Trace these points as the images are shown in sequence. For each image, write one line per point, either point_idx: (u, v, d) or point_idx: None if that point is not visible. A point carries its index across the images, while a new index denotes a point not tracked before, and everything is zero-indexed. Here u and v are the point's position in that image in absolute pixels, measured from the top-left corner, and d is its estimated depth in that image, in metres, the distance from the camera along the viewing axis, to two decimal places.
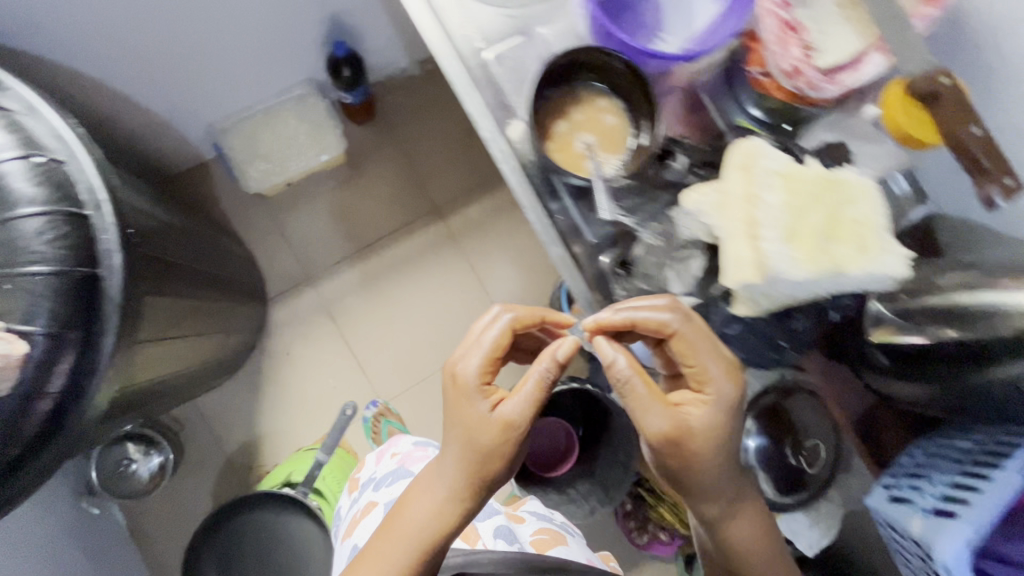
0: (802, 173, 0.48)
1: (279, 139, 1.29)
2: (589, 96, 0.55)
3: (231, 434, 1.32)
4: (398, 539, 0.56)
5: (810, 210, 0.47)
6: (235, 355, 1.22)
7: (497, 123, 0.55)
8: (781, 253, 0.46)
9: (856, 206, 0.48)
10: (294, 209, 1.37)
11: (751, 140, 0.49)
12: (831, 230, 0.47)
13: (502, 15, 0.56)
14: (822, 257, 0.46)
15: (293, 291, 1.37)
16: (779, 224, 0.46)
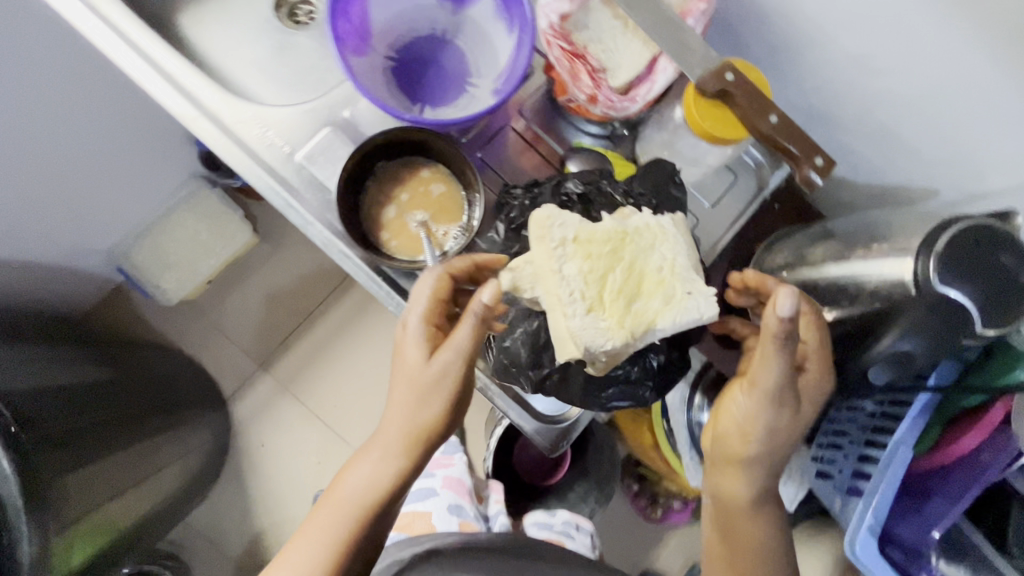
0: (593, 233, 0.40)
1: (180, 243, 1.01)
2: (408, 172, 0.52)
3: (233, 541, 1.07)
4: (336, 511, 0.48)
5: (616, 267, 0.40)
6: (203, 475, 1.00)
7: (329, 229, 0.52)
8: (588, 327, 0.39)
9: (657, 251, 0.41)
10: (222, 299, 1.11)
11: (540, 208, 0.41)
12: (635, 288, 0.40)
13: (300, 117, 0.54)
14: (632, 321, 0.39)
15: (246, 387, 1.10)
16: (586, 294, 0.39)
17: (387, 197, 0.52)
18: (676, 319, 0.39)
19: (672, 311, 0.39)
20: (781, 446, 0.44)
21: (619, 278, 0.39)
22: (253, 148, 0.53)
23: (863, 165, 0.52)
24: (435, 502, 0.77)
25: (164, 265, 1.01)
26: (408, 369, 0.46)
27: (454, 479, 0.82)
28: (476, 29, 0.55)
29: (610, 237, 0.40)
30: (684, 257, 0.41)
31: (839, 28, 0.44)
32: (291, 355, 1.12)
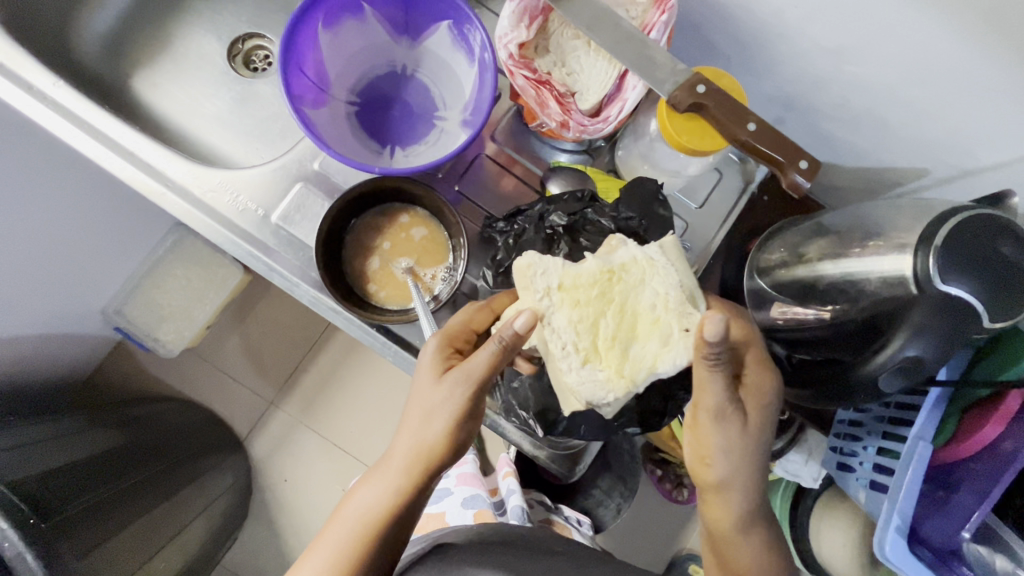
0: (577, 278, 0.40)
1: (175, 295, 0.98)
2: (390, 219, 0.51)
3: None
4: (338, 536, 0.42)
5: (606, 311, 0.39)
6: (235, 521, 0.99)
7: (314, 286, 0.51)
8: (586, 380, 0.39)
9: (650, 287, 0.40)
10: (224, 342, 1.09)
11: (522, 257, 0.41)
12: (631, 332, 0.39)
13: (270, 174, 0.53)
14: (630, 368, 0.39)
15: (260, 426, 1.08)
16: (577, 344, 0.39)
17: (368, 247, 0.51)
18: (676, 360, 0.38)
19: (673, 352, 0.38)
20: (748, 465, 0.41)
21: (612, 325, 0.39)
22: (225, 215, 0.52)
23: (845, 149, 0.52)
24: (449, 501, 0.74)
25: (158, 316, 0.98)
26: (424, 395, 0.43)
27: (467, 475, 0.80)
28: (435, 60, 0.53)
29: (595, 281, 0.39)
30: (677, 289, 0.39)
31: (805, 21, 0.42)
32: (303, 395, 1.09)
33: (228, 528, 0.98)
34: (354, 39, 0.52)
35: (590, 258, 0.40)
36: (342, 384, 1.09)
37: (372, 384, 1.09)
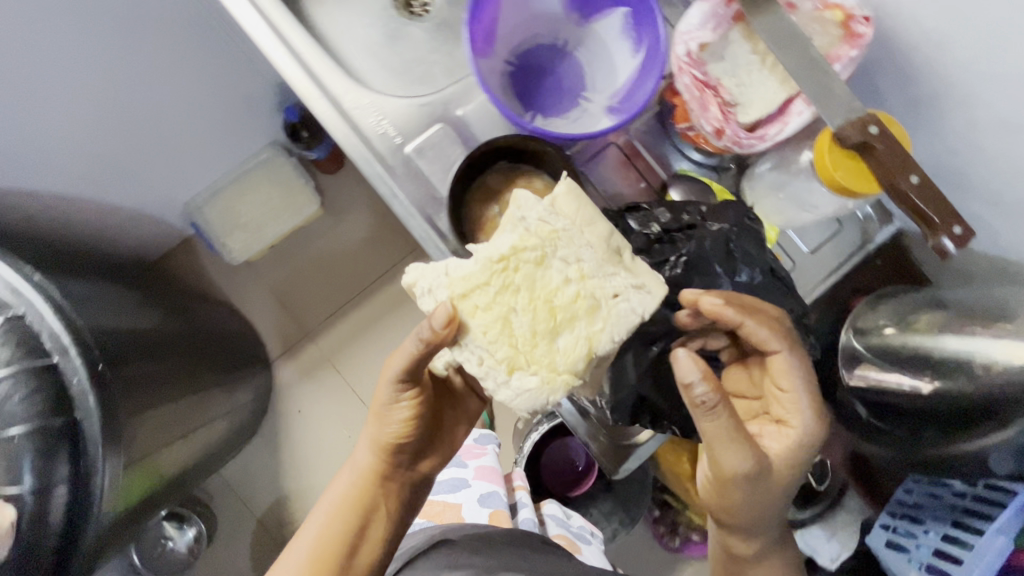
0: (467, 279, 0.43)
1: (250, 208, 1.03)
2: (515, 180, 0.52)
3: (261, 496, 1.08)
4: (321, 517, 0.54)
5: (515, 307, 0.42)
6: (247, 431, 1.02)
7: (428, 223, 0.53)
8: (521, 388, 0.43)
9: (560, 263, 0.43)
10: (283, 264, 1.12)
11: (408, 274, 0.45)
12: (552, 323, 0.42)
13: (415, 112, 0.55)
14: (565, 366, 0.42)
15: (294, 350, 1.12)
16: (477, 341, 0.42)
17: (492, 193, 0.52)
18: (611, 335, 0.43)
19: (606, 334, 0.43)
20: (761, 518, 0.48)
21: (530, 323, 0.42)
22: (365, 134, 0.54)
23: (985, 233, 0.50)
24: (466, 494, 0.72)
25: (237, 223, 1.03)
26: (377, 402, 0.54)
27: (486, 468, 0.76)
28: (599, 45, 0.55)
29: (491, 277, 0.42)
30: (578, 263, 0.44)
31: (995, 91, 0.41)
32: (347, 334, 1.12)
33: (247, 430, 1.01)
34: (529, 6, 0.54)
35: (474, 260, 0.43)
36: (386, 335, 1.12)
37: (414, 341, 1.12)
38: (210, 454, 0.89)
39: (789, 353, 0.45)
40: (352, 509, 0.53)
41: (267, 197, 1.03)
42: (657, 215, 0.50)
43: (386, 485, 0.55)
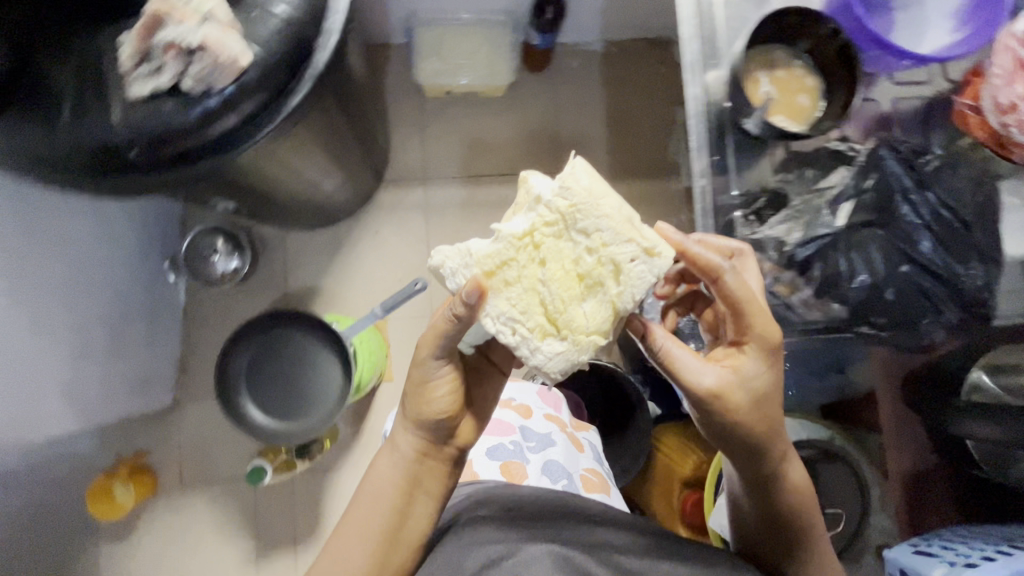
0: (489, 256, 0.68)
1: (471, 58, 1.38)
2: (801, 76, 0.89)
3: (303, 274, 1.43)
4: (382, 516, 0.75)
5: (542, 273, 0.68)
6: (339, 211, 1.37)
7: (697, 85, 0.93)
8: (555, 351, 0.68)
9: (575, 228, 0.66)
10: (438, 117, 1.49)
11: (435, 257, 0.70)
12: (575, 283, 0.68)
13: (714, 22, 0.93)
14: (583, 327, 0.67)
15: (401, 183, 1.47)
16: (504, 309, 0.68)
17: (780, 73, 0.89)
18: (630, 288, 0.66)
19: (619, 294, 0.67)
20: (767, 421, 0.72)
21: (555, 282, 0.67)
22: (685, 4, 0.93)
23: None
24: (478, 447, 0.96)
25: (433, 53, 1.38)
26: (418, 410, 0.77)
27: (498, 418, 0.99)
28: (926, 13, 0.89)
29: (516, 253, 0.67)
30: (598, 231, 0.66)
31: None
32: (481, 182, 1.49)
33: (333, 176, 1.21)
34: None
35: (495, 244, 0.68)
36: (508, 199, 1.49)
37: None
38: (313, 161, 1.07)
39: (728, 273, 0.70)
40: (399, 494, 0.76)
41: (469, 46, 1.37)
42: (841, 146, 0.94)
43: (436, 460, 0.78)
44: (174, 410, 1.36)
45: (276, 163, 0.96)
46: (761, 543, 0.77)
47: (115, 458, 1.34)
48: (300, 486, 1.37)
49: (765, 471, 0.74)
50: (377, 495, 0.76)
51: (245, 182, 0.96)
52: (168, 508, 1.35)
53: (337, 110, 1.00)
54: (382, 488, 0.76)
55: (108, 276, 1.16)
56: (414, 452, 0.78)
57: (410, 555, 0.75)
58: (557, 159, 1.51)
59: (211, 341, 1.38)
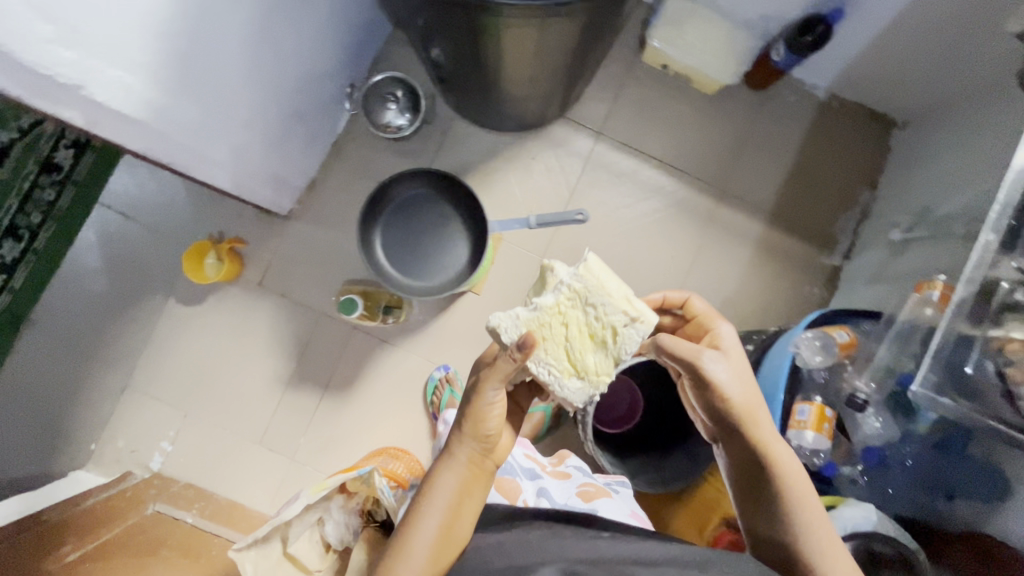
0: (528, 320, 0.83)
1: (702, 50, 1.36)
2: None
3: (452, 162, 1.45)
4: (436, 513, 0.79)
5: (569, 335, 0.83)
6: (517, 122, 1.38)
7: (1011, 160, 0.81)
8: (577, 390, 0.84)
9: (587, 302, 0.82)
10: (642, 83, 1.47)
11: (494, 317, 0.83)
12: (590, 342, 0.83)
13: None
14: (600, 372, 0.83)
15: (578, 126, 1.46)
16: (542, 358, 0.83)
17: None
18: (623, 347, 0.82)
19: (619, 348, 0.82)
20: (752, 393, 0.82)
21: (575, 339, 0.83)
22: None
23: None
24: None
25: (676, 24, 1.34)
26: (472, 426, 0.82)
27: None
28: None
29: (547, 318, 0.82)
30: (601, 305, 0.82)
31: None
32: (646, 162, 1.47)
33: (540, 88, 1.20)
34: None
35: (526, 312, 0.83)
36: (664, 190, 1.47)
37: (670, 212, 1.46)
38: (544, 63, 1.05)
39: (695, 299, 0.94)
40: (453, 499, 0.81)
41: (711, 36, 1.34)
42: None
43: (481, 469, 0.84)
44: (284, 221, 1.42)
45: (517, 44, 0.94)
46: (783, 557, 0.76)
47: (217, 234, 1.42)
48: (354, 345, 1.41)
49: (758, 467, 0.79)
50: (431, 502, 0.80)
51: (483, 42, 0.95)
52: (237, 301, 1.41)
53: (593, 31, 0.98)
54: (432, 497, 0.80)
55: (310, 77, 1.18)
56: (466, 462, 0.83)
57: (457, 553, 0.80)
58: (729, 178, 1.47)
59: (348, 179, 1.43)
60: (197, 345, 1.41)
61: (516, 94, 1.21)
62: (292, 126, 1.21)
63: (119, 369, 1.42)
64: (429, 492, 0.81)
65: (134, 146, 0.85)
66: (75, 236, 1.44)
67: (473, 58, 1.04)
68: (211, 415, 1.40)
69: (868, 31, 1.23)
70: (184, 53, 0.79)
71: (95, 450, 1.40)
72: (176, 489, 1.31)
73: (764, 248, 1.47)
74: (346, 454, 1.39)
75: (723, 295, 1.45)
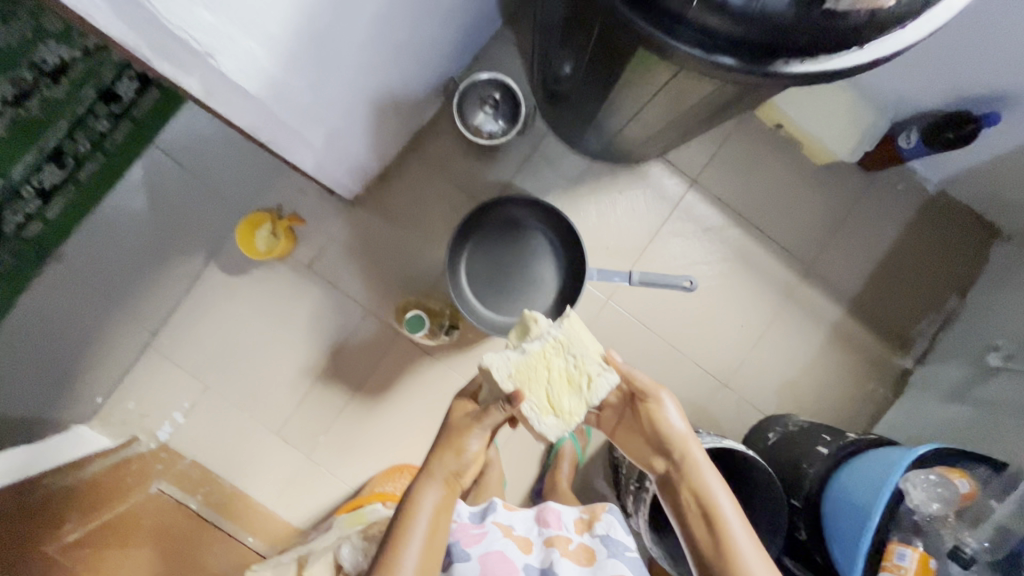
0: (518, 363, 0.86)
1: (821, 118, 1.26)
2: None
3: (534, 180, 1.36)
4: (422, 525, 0.81)
5: (552, 377, 0.87)
6: (614, 154, 1.29)
7: None
8: (551, 427, 0.86)
9: (568, 350, 0.88)
10: (747, 138, 1.38)
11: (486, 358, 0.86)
12: (567, 386, 0.87)
13: None
14: (574, 413, 0.87)
15: (671, 169, 1.38)
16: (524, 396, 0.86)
17: None
18: (597, 393, 0.86)
19: (594, 393, 0.87)
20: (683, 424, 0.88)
21: (555, 382, 0.87)
22: None
23: None
24: None
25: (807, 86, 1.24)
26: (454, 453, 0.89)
27: (490, 556, 0.88)
28: None
29: (535, 361, 0.87)
30: (581, 352, 0.88)
31: None
32: (735, 221, 1.39)
33: (661, 135, 1.10)
34: None
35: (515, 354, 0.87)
36: (748, 255, 1.39)
37: (749, 278, 1.38)
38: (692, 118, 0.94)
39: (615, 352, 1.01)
40: (435, 511, 0.83)
41: (840, 105, 1.25)
42: None
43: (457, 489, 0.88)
44: (347, 206, 1.33)
45: (676, 90, 0.83)
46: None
47: (274, 205, 1.33)
48: (394, 351, 1.33)
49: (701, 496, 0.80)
50: (416, 514, 0.81)
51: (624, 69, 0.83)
52: (281, 281, 1.32)
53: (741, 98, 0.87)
54: (417, 510, 0.82)
55: (418, 65, 1.08)
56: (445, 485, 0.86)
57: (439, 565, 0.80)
58: (816, 256, 1.39)
59: (423, 175, 1.35)
60: (230, 318, 1.32)
61: (630, 134, 1.12)
62: (386, 114, 1.12)
63: (142, 326, 1.32)
64: (413, 507, 0.82)
65: (239, 120, 0.78)
66: (121, 175, 1.35)
67: (609, 90, 0.94)
68: (231, 394, 1.31)
69: (1011, 140, 1.16)
70: (323, 37, 0.70)
71: (101, 405, 1.31)
72: (181, 467, 1.24)
73: (836, 336, 1.39)
74: (364, 462, 1.32)
75: (786, 375, 1.38)
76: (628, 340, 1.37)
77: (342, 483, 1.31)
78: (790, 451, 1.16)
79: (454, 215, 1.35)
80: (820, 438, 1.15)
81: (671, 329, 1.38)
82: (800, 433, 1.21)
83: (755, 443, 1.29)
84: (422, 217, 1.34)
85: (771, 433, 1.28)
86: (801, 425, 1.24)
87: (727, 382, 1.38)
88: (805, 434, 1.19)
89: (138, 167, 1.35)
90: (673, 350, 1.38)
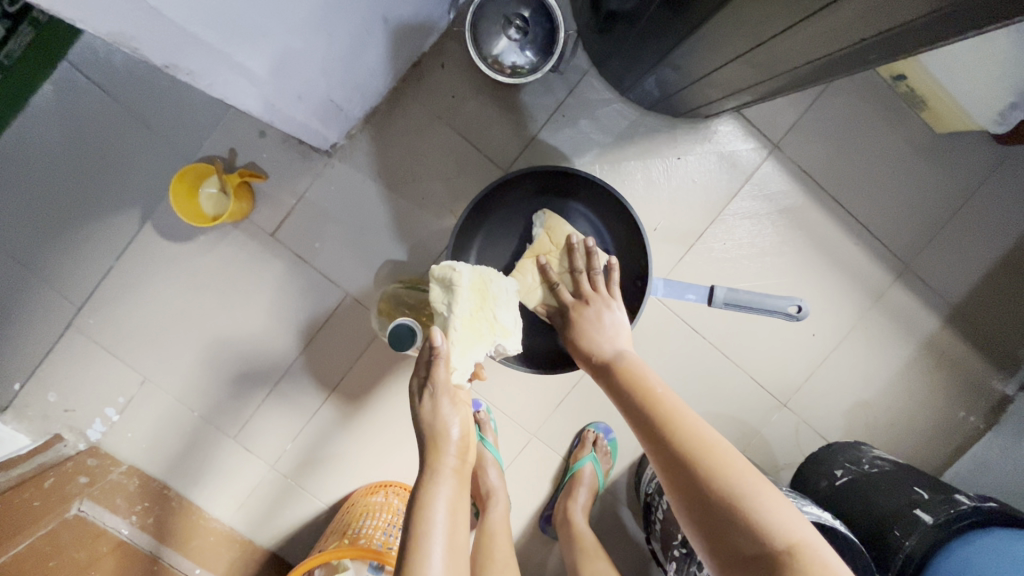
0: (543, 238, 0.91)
1: (961, 72, 0.89)
2: None
3: (567, 134, 1.04)
4: (442, 539, 0.58)
5: None
6: (673, 107, 0.97)
7: None
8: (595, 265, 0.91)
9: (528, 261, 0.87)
10: (848, 93, 1.05)
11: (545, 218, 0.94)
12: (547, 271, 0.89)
13: None
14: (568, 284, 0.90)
15: (745, 129, 1.05)
16: None
17: None
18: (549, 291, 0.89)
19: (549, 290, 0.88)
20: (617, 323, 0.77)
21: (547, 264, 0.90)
22: None
23: None
24: None
25: None
26: (436, 448, 0.64)
27: None
28: None
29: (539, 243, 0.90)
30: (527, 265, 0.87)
31: None
32: (820, 203, 1.08)
33: (759, 88, 0.76)
34: None
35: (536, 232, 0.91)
36: (832, 246, 1.09)
37: (828, 276, 1.09)
38: (837, 65, 0.60)
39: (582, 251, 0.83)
40: (448, 516, 0.60)
41: None
42: None
43: (467, 480, 0.66)
44: (321, 157, 1.03)
45: (856, 8, 0.48)
46: (739, 543, 0.51)
47: (228, 152, 1.02)
48: (379, 345, 1.07)
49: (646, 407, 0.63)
50: (429, 528, 0.58)
51: None
52: (239, 252, 1.04)
53: (914, 50, 0.51)
54: (429, 520, 0.59)
55: None
56: (453, 478, 0.63)
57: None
58: (918, 252, 1.09)
59: (420, 120, 1.03)
60: (174, 294, 1.05)
61: (712, 83, 0.78)
62: (369, 33, 0.79)
63: (65, 301, 1.03)
64: (424, 524, 0.59)
65: (93, 25, 0.43)
66: (25, 99, 0.98)
67: (706, 15, 0.61)
68: (178, 389, 1.07)
69: None
70: None
71: (21, 392, 1.04)
72: (113, 478, 1.01)
73: (929, 351, 1.11)
74: (340, 475, 1.09)
75: (859, 396, 1.13)
76: (670, 346, 1.11)
77: (313, 498, 1.09)
78: (872, 504, 0.91)
79: (459, 177, 1.04)
80: (912, 493, 0.88)
81: (723, 334, 1.11)
82: (882, 477, 0.95)
83: (816, 480, 1.04)
84: (420, 177, 1.04)
85: (838, 470, 1.02)
86: (882, 466, 0.98)
87: (786, 402, 1.13)
88: (889, 482, 0.93)
89: (48, 87, 0.98)
90: (724, 360, 1.12)
